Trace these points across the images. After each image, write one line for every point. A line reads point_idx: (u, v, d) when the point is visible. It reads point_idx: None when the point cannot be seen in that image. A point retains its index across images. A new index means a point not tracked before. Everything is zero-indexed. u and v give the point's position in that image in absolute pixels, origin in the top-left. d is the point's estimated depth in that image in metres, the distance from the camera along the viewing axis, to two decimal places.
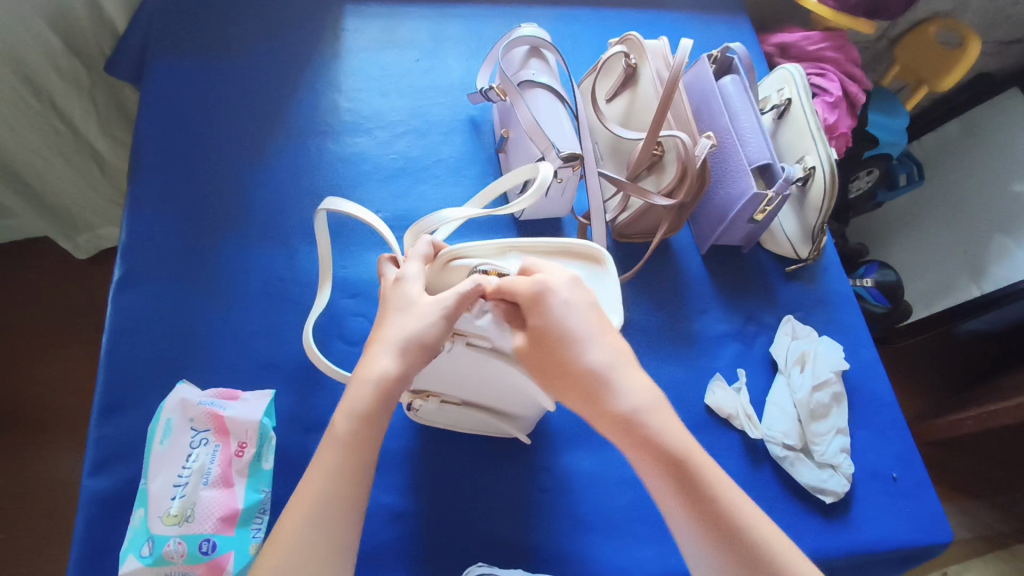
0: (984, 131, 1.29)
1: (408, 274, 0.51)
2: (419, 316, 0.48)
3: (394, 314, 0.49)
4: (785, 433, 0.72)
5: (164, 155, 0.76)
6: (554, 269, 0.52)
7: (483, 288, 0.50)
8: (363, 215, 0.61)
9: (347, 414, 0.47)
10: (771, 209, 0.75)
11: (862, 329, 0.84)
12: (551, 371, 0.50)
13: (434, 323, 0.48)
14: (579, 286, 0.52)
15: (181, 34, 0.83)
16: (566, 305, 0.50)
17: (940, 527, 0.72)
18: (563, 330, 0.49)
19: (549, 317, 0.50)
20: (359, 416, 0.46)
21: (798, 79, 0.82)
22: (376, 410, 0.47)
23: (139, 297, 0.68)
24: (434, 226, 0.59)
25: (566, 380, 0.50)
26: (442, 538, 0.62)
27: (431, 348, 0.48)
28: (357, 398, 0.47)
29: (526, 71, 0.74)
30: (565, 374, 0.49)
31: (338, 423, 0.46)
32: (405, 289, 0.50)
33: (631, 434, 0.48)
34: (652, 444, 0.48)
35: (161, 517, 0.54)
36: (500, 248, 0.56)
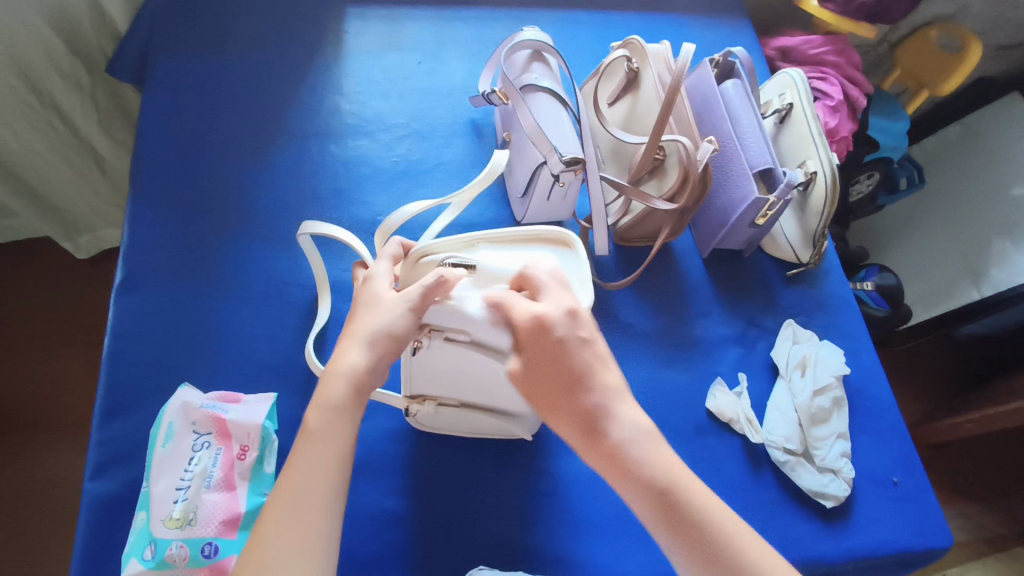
0: (984, 135, 1.29)
1: (376, 272, 0.52)
2: (386, 310, 0.48)
3: (362, 310, 0.49)
4: (785, 437, 0.72)
5: (166, 157, 0.76)
6: (552, 295, 0.49)
7: (446, 281, 0.48)
8: (337, 233, 0.61)
9: (322, 409, 0.46)
10: (772, 214, 0.75)
11: (863, 332, 0.85)
12: (542, 402, 0.47)
13: (401, 315, 0.48)
14: (577, 316, 0.48)
15: (183, 36, 0.83)
16: (561, 341, 0.47)
17: (940, 531, 0.73)
18: (548, 361, 0.46)
19: (539, 348, 0.47)
20: (338, 410, 0.46)
21: (800, 83, 0.82)
22: (352, 403, 0.46)
23: (141, 299, 0.68)
24: (398, 227, 0.59)
25: (555, 412, 0.47)
26: (443, 541, 0.62)
27: (399, 340, 0.48)
28: (332, 392, 0.46)
29: (528, 75, 0.74)
30: (553, 407, 0.47)
31: (317, 420, 0.45)
32: (373, 286, 0.51)
33: (617, 469, 0.45)
34: (638, 478, 0.45)
35: (163, 520, 0.54)
36: (468, 241, 0.55)
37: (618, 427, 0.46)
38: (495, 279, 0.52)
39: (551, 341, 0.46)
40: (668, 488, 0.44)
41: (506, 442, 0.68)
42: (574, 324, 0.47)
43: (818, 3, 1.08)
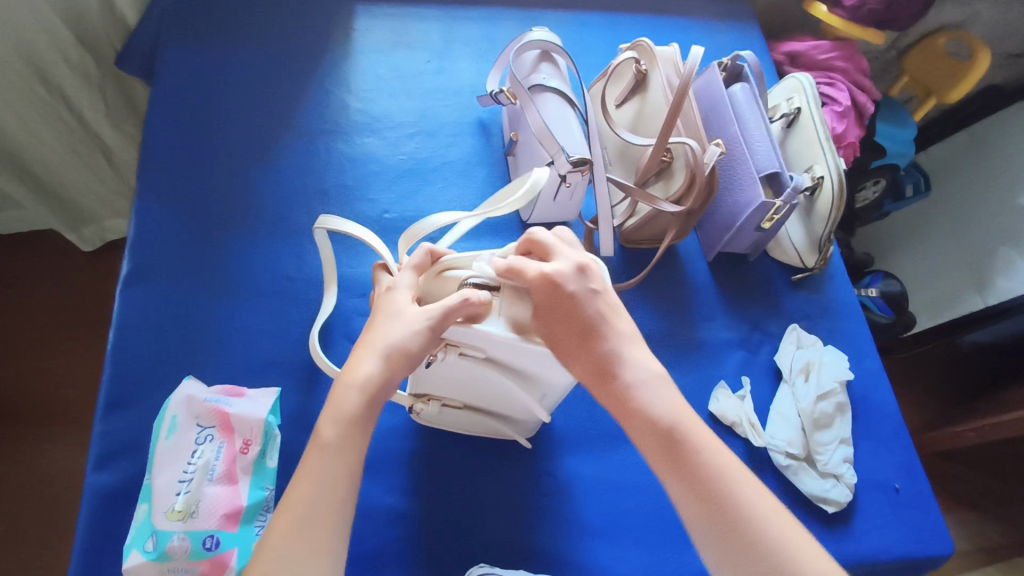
0: (989, 143, 1.29)
1: (399, 282, 0.52)
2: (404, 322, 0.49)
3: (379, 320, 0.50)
4: (788, 442, 0.72)
5: (174, 151, 0.76)
6: (562, 253, 0.53)
7: (470, 303, 0.48)
8: (357, 233, 0.59)
9: (334, 419, 0.46)
10: (778, 218, 0.75)
11: (867, 338, 0.84)
12: (558, 349, 0.51)
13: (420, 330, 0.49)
14: (585, 274, 0.52)
15: (193, 30, 0.84)
16: (574, 294, 0.51)
17: (942, 539, 0.73)
18: (560, 313, 0.50)
19: (555, 302, 0.50)
20: (350, 422, 0.46)
21: (807, 87, 0.81)
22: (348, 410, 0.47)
23: (146, 292, 0.68)
24: (427, 233, 0.58)
25: (565, 354, 0.51)
26: (444, 539, 0.62)
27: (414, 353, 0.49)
28: (343, 402, 0.47)
29: (537, 76, 0.74)
30: (570, 349, 0.51)
31: (330, 431, 0.46)
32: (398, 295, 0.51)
33: (625, 411, 0.50)
34: (646, 424, 0.50)
35: (165, 512, 0.54)
36: (486, 258, 0.56)
37: (630, 371, 0.51)
38: (518, 302, 0.52)
39: (565, 295, 0.50)
40: (673, 436, 0.49)
41: (508, 441, 0.68)
42: (586, 279, 0.52)
43: (827, 8, 1.08)
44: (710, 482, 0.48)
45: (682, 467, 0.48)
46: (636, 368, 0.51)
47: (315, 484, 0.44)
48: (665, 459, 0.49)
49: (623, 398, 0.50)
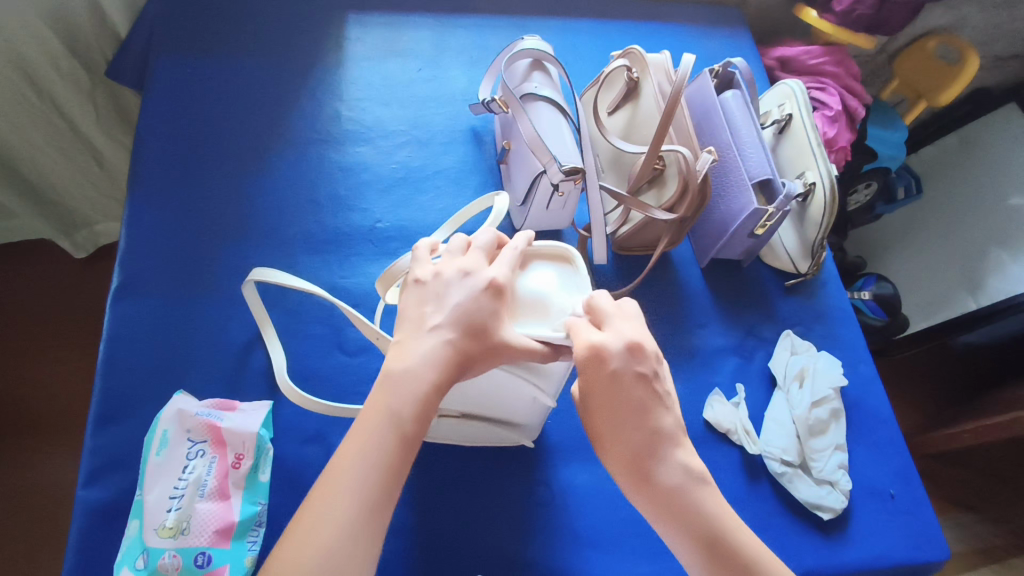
0: (979, 146, 1.30)
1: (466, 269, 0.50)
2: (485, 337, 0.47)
3: (457, 330, 0.47)
4: (783, 449, 0.72)
5: (166, 161, 0.76)
6: (615, 324, 0.49)
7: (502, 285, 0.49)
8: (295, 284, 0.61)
9: (411, 399, 0.45)
10: (771, 224, 0.75)
11: (860, 343, 0.85)
12: (602, 436, 0.49)
13: (512, 357, 0.48)
14: (636, 351, 0.48)
15: (184, 39, 0.83)
16: (617, 374, 0.48)
17: (937, 544, 0.73)
18: (605, 393, 0.48)
19: (600, 381, 0.48)
20: (427, 402, 0.45)
21: (799, 94, 0.82)
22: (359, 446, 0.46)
23: (138, 305, 0.67)
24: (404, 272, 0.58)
25: (611, 442, 0.48)
26: (439, 551, 0.62)
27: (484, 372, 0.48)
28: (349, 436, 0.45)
29: (528, 84, 0.74)
30: (608, 440, 0.48)
31: (408, 408, 0.45)
32: (487, 308, 0.48)
33: (665, 514, 0.47)
34: (691, 519, 0.47)
35: (156, 529, 0.53)
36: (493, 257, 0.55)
37: (666, 471, 0.48)
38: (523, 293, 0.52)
39: (608, 375, 0.47)
40: (714, 528, 0.47)
41: (503, 451, 0.68)
42: (634, 360, 0.48)
43: (817, 14, 1.09)
44: (733, 557, 0.47)
45: (718, 554, 0.47)
46: (676, 466, 0.48)
47: (373, 459, 0.43)
48: (698, 546, 0.47)
49: (660, 496, 0.47)
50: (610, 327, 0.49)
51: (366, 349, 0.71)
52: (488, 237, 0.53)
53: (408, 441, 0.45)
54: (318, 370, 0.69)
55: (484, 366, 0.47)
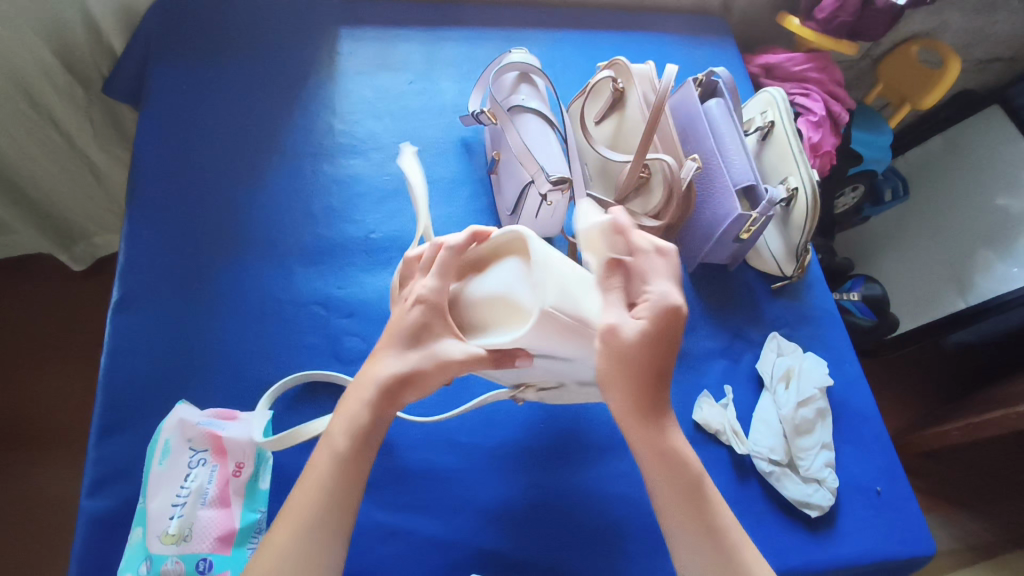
0: (962, 147, 1.33)
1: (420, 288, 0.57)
2: (422, 349, 0.53)
3: (402, 349, 0.53)
4: (771, 448, 0.74)
5: (163, 176, 0.77)
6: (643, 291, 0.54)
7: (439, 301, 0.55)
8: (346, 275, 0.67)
9: (346, 430, 0.51)
10: (755, 229, 0.77)
11: (846, 344, 0.86)
12: (627, 372, 0.52)
13: (460, 364, 0.53)
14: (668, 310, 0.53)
15: (178, 55, 0.85)
16: (663, 335, 0.52)
17: (923, 539, 0.74)
18: (644, 351, 0.52)
19: (642, 340, 0.52)
20: (362, 431, 0.51)
21: (780, 101, 0.84)
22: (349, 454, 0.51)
23: (137, 318, 0.69)
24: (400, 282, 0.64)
25: (636, 383, 0.52)
26: (436, 554, 0.63)
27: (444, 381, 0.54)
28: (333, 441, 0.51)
29: (516, 97, 0.76)
30: (633, 391, 0.53)
31: (342, 439, 0.51)
32: (424, 323, 0.54)
33: (662, 461, 0.54)
34: (681, 467, 0.54)
35: (159, 536, 0.55)
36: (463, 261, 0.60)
37: (670, 426, 0.55)
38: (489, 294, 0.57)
39: (651, 336, 0.52)
40: (697, 483, 0.54)
41: (496, 455, 0.69)
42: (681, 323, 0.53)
43: (799, 21, 1.11)
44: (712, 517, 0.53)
45: (698, 505, 0.53)
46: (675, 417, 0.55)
47: (318, 493, 0.49)
48: (683, 506, 0.53)
49: (664, 442, 0.54)
50: (654, 284, 0.54)
51: (362, 357, 0.73)
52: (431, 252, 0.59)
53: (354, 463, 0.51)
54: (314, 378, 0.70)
55: (434, 376, 0.53)
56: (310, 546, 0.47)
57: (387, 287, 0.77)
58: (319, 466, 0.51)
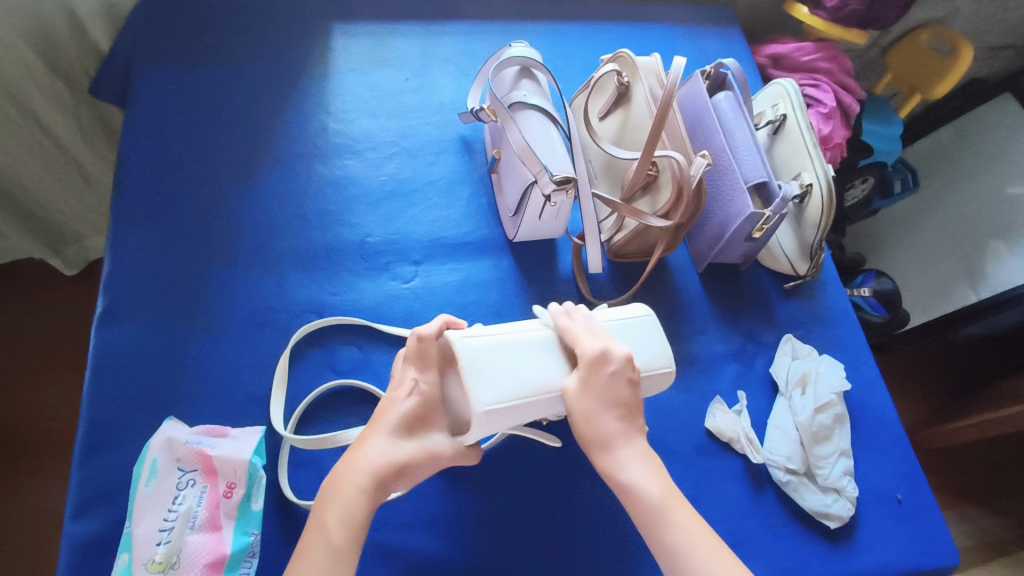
0: (974, 137, 1.29)
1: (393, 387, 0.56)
2: (418, 440, 0.53)
3: (394, 437, 0.52)
4: (787, 457, 0.70)
5: (149, 180, 0.74)
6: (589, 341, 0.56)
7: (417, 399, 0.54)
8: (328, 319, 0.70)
9: (342, 523, 0.47)
10: (768, 228, 0.73)
11: (862, 345, 0.83)
12: (591, 420, 0.53)
13: (449, 459, 0.53)
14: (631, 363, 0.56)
15: (165, 51, 0.81)
16: (615, 373, 0.55)
17: (947, 549, 0.72)
18: (602, 389, 0.54)
19: (598, 375, 0.54)
20: (357, 522, 0.48)
21: (792, 93, 0.80)
22: (347, 544, 0.47)
23: (124, 330, 0.66)
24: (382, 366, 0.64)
25: (579, 433, 0.54)
26: (439, 574, 0.60)
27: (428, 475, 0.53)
28: (327, 526, 0.47)
29: (516, 93, 0.72)
30: (581, 427, 0.54)
31: (338, 531, 0.47)
32: (420, 413, 0.54)
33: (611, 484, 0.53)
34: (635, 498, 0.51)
35: (145, 563, 0.53)
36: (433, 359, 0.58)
37: (613, 459, 0.53)
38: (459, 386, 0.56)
39: (608, 371, 0.55)
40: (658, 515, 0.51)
41: (502, 469, 0.67)
42: (630, 367, 0.56)
43: (808, 10, 1.07)
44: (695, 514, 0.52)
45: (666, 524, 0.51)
46: (628, 451, 0.53)
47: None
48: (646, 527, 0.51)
49: (617, 474, 0.52)
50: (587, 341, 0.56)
51: (358, 368, 0.70)
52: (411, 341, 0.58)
53: (351, 555, 0.47)
54: (310, 390, 0.67)
55: (424, 469, 0.52)
56: None
57: (384, 293, 0.74)
58: (310, 562, 0.46)
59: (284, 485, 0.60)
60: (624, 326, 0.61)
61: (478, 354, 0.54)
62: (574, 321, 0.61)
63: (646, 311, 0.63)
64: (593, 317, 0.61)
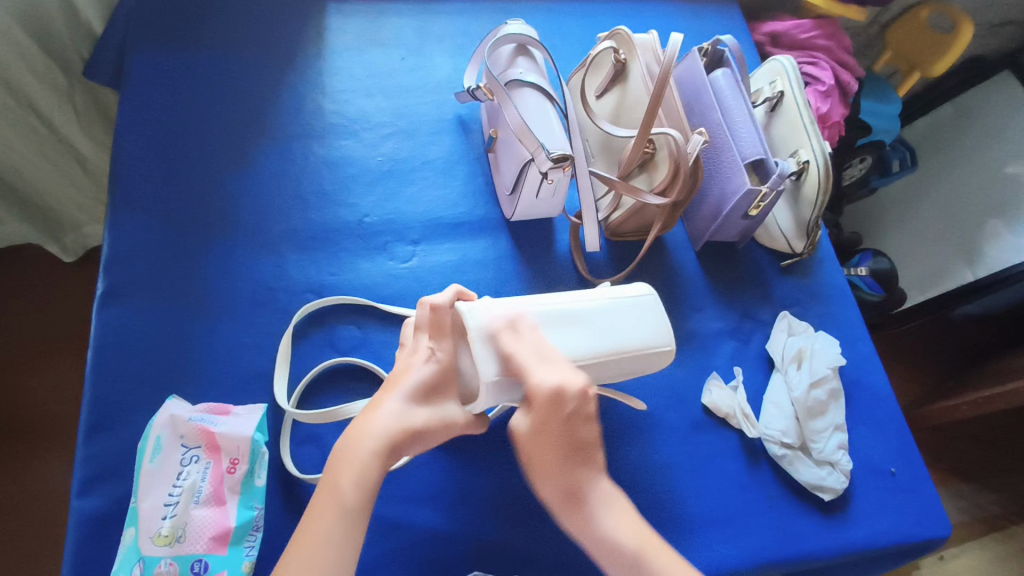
0: (973, 115, 1.29)
1: (409, 355, 0.57)
2: (433, 407, 0.54)
3: (411, 403, 0.53)
4: (782, 431, 0.71)
5: (146, 161, 0.74)
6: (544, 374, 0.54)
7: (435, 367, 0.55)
8: (329, 299, 0.70)
9: (356, 485, 0.48)
10: (765, 205, 0.74)
11: (857, 322, 0.84)
12: (542, 464, 0.54)
13: (461, 428, 0.55)
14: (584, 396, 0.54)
15: (158, 32, 0.81)
16: (571, 416, 0.54)
17: (940, 521, 0.73)
18: (558, 433, 0.53)
19: (555, 418, 0.53)
20: (372, 485, 0.49)
21: (790, 70, 0.80)
22: (361, 506, 0.48)
23: (125, 310, 0.66)
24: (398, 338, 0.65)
25: (551, 474, 0.54)
26: (440, 547, 0.62)
27: (437, 442, 0.54)
28: (343, 490, 0.48)
29: (513, 71, 0.72)
30: (546, 467, 0.54)
31: (353, 494, 0.47)
32: (436, 382, 0.55)
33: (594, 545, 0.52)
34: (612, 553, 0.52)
35: (152, 537, 0.54)
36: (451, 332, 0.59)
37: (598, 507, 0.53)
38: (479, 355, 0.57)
39: (564, 416, 0.53)
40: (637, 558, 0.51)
41: (501, 445, 0.68)
42: (586, 399, 0.54)
43: None
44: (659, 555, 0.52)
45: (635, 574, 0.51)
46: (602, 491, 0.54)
47: (329, 554, 0.45)
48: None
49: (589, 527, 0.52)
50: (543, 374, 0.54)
51: (358, 346, 0.70)
52: (425, 309, 0.59)
53: (363, 518, 0.48)
54: (312, 368, 0.68)
55: (436, 435, 0.53)
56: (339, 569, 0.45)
57: (384, 273, 0.75)
58: (325, 523, 0.47)
59: (285, 457, 0.61)
60: (628, 306, 0.61)
61: (480, 326, 0.55)
62: (575, 301, 0.60)
63: (646, 290, 0.63)
64: (594, 298, 0.61)
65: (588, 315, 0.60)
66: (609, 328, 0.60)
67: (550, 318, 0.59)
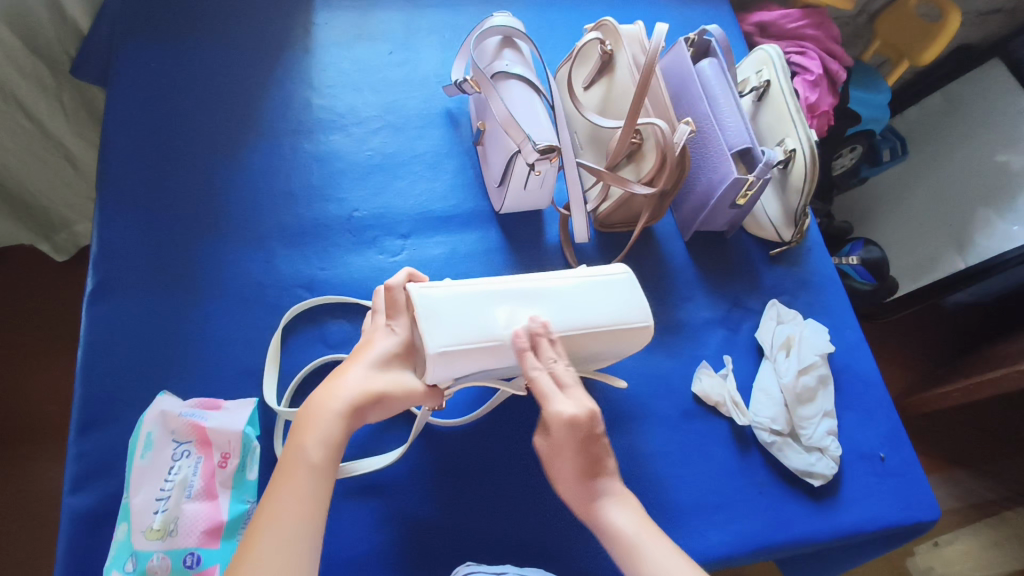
0: (961, 103, 1.29)
1: (370, 334, 0.58)
2: (394, 376, 0.54)
3: (372, 370, 0.54)
4: (772, 418, 0.72)
5: (133, 158, 0.74)
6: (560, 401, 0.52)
7: (392, 344, 0.56)
8: (324, 299, 0.70)
9: (320, 442, 0.48)
10: (752, 193, 0.74)
11: (846, 310, 0.85)
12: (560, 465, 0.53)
13: (419, 397, 0.55)
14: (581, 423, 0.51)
15: (141, 28, 0.80)
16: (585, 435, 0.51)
17: (929, 505, 0.74)
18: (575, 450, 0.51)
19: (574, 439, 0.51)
20: (335, 444, 0.49)
21: (776, 59, 0.80)
22: (325, 463, 0.48)
23: (113, 307, 0.66)
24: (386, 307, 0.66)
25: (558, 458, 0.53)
26: (432, 539, 0.62)
27: (399, 410, 0.55)
28: (308, 451, 0.48)
29: (499, 63, 0.73)
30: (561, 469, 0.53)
31: (316, 451, 0.48)
32: (400, 353, 0.56)
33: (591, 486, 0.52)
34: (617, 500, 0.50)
35: (143, 531, 0.54)
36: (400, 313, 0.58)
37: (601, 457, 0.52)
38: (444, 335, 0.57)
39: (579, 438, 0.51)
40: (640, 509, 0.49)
41: (492, 436, 0.68)
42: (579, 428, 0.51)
43: None
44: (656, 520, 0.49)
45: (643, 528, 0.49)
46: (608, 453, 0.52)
47: (295, 508, 0.46)
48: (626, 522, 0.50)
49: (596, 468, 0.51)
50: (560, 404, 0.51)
51: (348, 341, 0.70)
52: (384, 291, 0.60)
53: (328, 476, 0.48)
54: (302, 363, 0.68)
55: (400, 402, 0.54)
56: (302, 536, 0.45)
57: (373, 267, 0.75)
58: (291, 480, 0.47)
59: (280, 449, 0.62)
60: (602, 284, 0.61)
61: (443, 300, 0.55)
62: (545, 278, 0.60)
63: (624, 269, 0.63)
64: (568, 276, 0.61)
65: (557, 291, 0.59)
66: (578, 304, 0.59)
67: (514, 294, 0.58)
